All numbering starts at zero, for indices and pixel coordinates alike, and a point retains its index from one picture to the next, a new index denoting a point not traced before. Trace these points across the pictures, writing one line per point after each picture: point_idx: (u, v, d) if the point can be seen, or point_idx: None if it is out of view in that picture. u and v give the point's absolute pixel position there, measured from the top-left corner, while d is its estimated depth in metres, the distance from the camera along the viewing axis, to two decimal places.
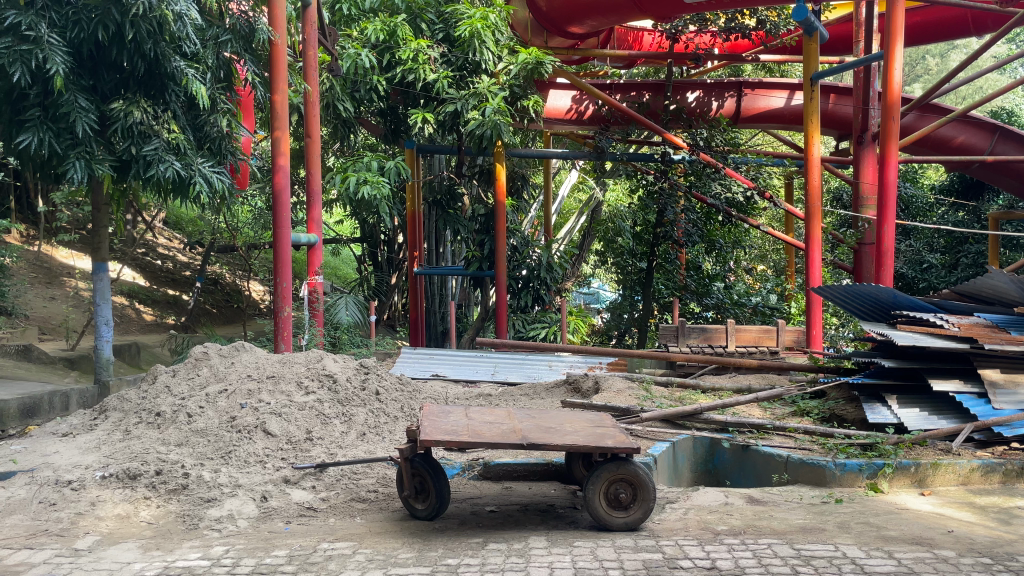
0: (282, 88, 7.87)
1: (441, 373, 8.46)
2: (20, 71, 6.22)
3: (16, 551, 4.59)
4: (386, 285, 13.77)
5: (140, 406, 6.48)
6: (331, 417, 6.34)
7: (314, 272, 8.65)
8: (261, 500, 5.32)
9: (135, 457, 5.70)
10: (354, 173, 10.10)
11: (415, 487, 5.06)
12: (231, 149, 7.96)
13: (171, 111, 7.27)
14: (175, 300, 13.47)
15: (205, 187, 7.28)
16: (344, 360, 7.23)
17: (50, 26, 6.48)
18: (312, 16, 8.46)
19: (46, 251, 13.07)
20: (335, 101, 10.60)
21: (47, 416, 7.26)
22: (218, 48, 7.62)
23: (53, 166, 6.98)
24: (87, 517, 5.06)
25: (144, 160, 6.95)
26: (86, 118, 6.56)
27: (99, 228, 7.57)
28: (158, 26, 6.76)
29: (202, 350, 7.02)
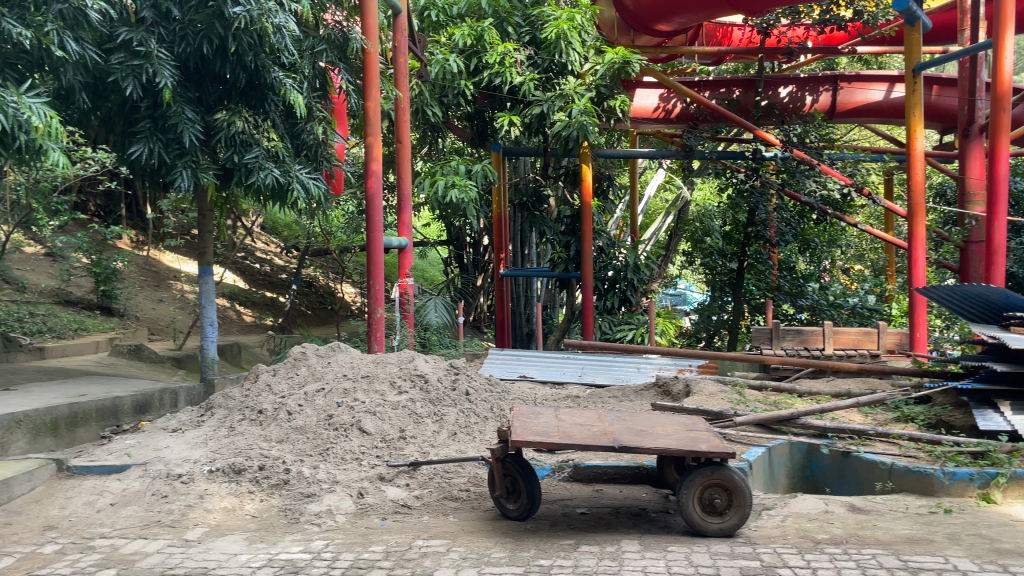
0: (374, 94, 8.09)
1: (528, 374, 8.49)
2: (133, 85, 6.57)
3: (132, 541, 4.85)
4: (472, 286, 13.95)
5: (243, 403, 6.75)
6: (423, 416, 6.45)
7: (404, 275, 8.82)
8: (357, 497, 5.45)
9: (240, 452, 5.95)
10: (442, 176, 10.24)
11: (507, 487, 5.08)
12: (326, 155, 8.23)
13: (271, 119, 7.56)
14: (272, 302, 14.03)
15: (303, 193, 7.50)
16: (434, 360, 7.34)
17: (159, 41, 6.81)
18: (402, 24, 8.65)
19: (154, 256, 13.81)
20: (423, 107, 10.82)
21: (158, 412, 7.64)
22: (314, 58, 7.86)
23: (162, 174, 7.36)
24: (196, 509, 5.32)
25: (246, 167, 7.22)
26: (192, 128, 6.89)
27: (204, 233, 7.91)
28: (259, 38, 7.00)
29: (300, 350, 7.29)
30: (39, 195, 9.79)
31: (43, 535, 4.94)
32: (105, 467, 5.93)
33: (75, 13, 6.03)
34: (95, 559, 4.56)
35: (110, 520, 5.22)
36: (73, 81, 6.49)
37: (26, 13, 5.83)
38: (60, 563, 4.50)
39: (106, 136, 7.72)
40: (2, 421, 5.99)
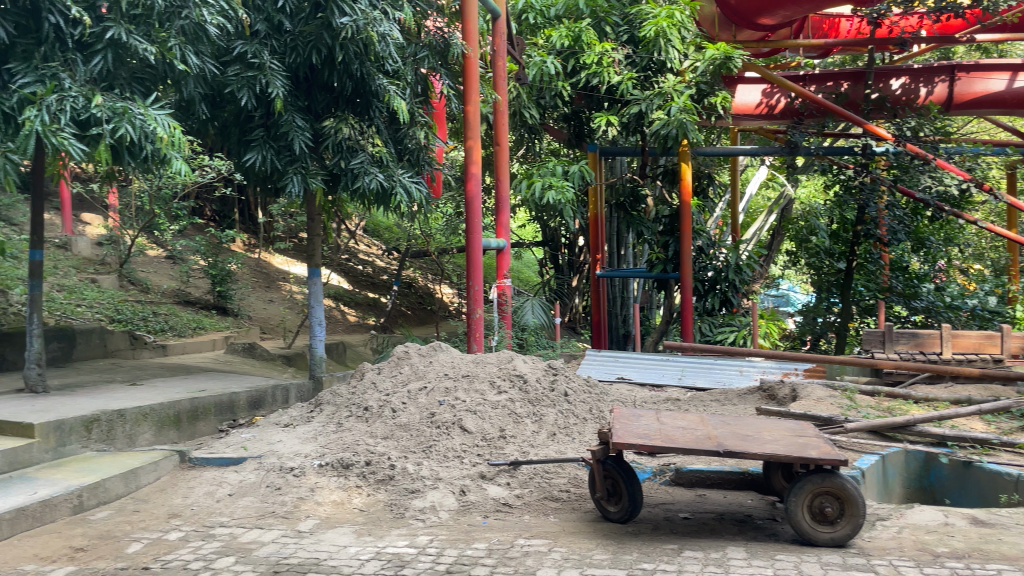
0: (474, 99, 8.20)
1: (626, 377, 8.41)
2: (247, 95, 6.89)
3: (249, 530, 5.09)
4: (567, 287, 13.97)
5: (350, 401, 7.00)
6: (523, 416, 6.49)
7: (502, 276, 8.91)
8: (460, 494, 5.54)
9: (348, 448, 6.15)
10: (539, 178, 10.29)
11: (607, 489, 5.07)
12: (428, 159, 8.41)
13: (376, 125, 7.80)
14: (374, 303, 14.46)
15: (405, 197, 7.67)
16: (533, 360, 7.38)
17: (272, 53, 7.12)
18: (502, 27, 8.74)
19: (265, 258, 14.49)
20: (521, 109, 10.94)
21: (271, 408, 8.00)
22: (417, 64, 8.03)
23: (274, 180, 7.69)
24: (308, 501, 5.53)
25: (352, 173, 7.46)
26: (302, 136, 7.18)
27: (313, 236, 8.22)
28: (365, 47, 7.22)
29: (403, 350, 7.50)
30: (161, 202, 10.44)
31: (169, 522, 5.24)
32: (223, 459, 6.26)
33: (195, 29, 6.32)
34: (215, 546, 4.81)
35: (229, 510, 5.49)
36: (193, 93, 6.84)
37: (151, 29, 6.14)
38: (184, 549, 4.76)
39: (222, 144, 8.12)
40: (131, 413, 6.40)
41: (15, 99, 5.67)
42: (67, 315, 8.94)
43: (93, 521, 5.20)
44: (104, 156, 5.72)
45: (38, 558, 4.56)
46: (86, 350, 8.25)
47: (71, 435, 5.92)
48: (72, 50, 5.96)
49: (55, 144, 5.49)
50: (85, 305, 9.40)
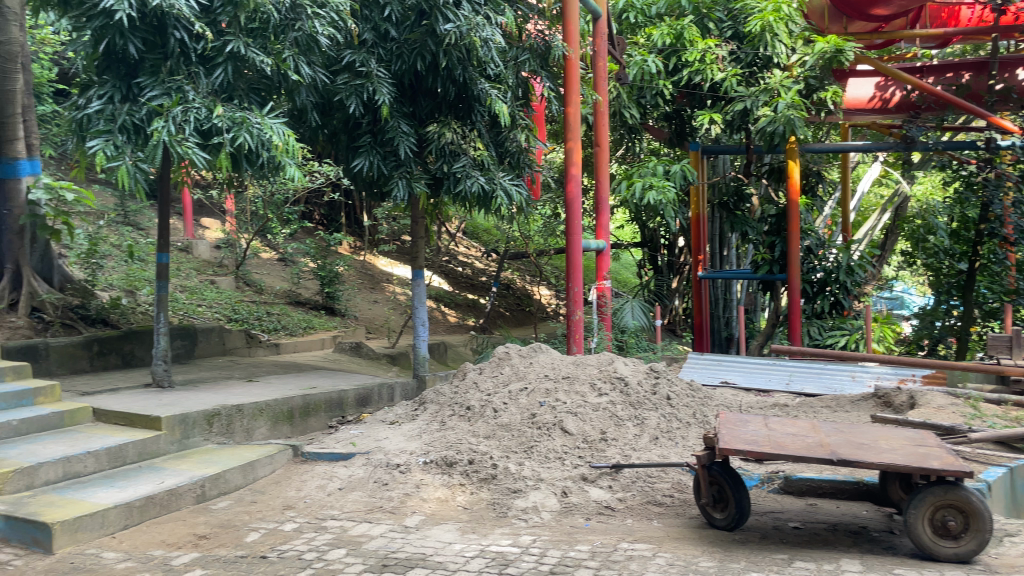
0: (575, 100, 8.17)
1: (731, 381, 8.22)
2: (355, 103, 7.12)
3: (358, 524, 5.26)
4: (667, 289, 13.79)
5: (453, 400, 7.12)
6: (624, 419, 6.43)
7: (602, 277, 8.87)
8: (562, 495, 5.55)
9: (451, 446, 6.26)
10: (639, 178, 10.20)
11: (713, 495, 4.97)
12: (528, 162, 8.46)
13: (477, 129, 7.95)
14: (474, 304, 14.68)
15: (506, 200, 7.73)
16: (634, 363, 7.31)
17: (378, 61, 7.34)
18: (603, 28, 8.70)
19: (370, 261, 15.00)
20: (621, 109, 10.87)
21: (377, 405, 8.28)
22: (518, 68, 8.10)
23: (380, 185, 7.94)
24: (413, 497, 5.67)
25: (454, 176, 7.61)
26: (406, 141, 7.39)
27: (417, 238, 8.42)
28: (468, 52, 7.35)
29: (505, 351, 7.59)
30: (273, 206, 10.97)
31: (284, 514, 5.48)
32: (333, 454, 6.50)
33: (307, 40, 6.58)
34: (327, 538, 4.99)
35: (339, 503, 5.69)
36: (305, 101, 7.14)
37: (267, 42, 6.43)
38: (299, 540, 4.97)
39: (331, 151, 8.44)
40: (249, 408, 6.73)
41: (145, 111, 6.06)
42: (190, 314, 9.46)
43: (214, 510, 5.49)
44: (224, 164, 6.04)
45: (166, 544, 4.85)
46: (207, 347, 8.71)
47: (194, 427, 6.27)
48: (195, 63, 6.30)
49: (181, 153, 5.84)
50: (206, 305, 9.94)
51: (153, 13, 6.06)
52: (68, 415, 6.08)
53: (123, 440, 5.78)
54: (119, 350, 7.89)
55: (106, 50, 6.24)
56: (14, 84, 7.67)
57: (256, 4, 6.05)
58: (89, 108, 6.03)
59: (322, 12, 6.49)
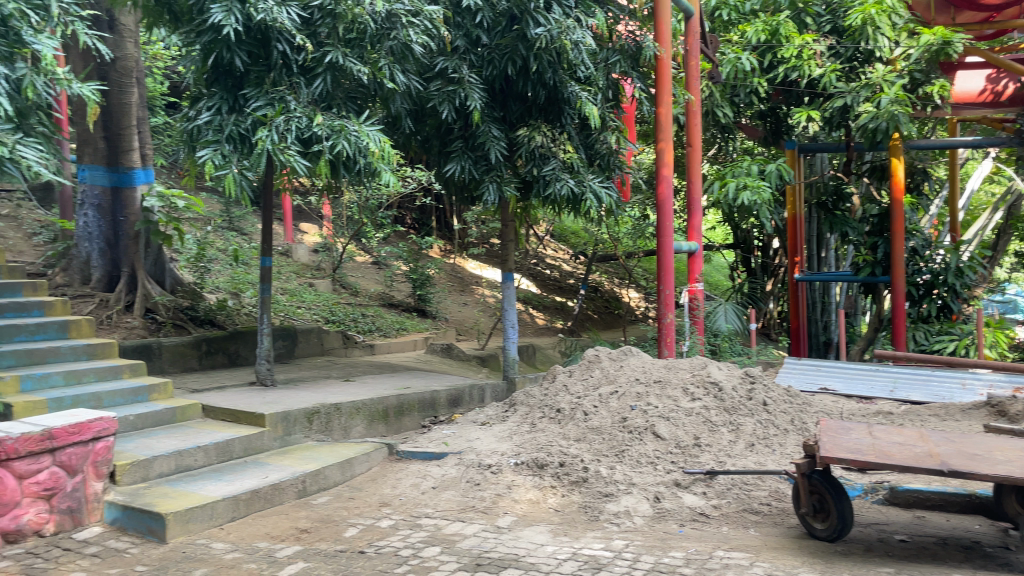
0: (666, 100, 8.04)
1: (830, 388, 7.95)
2: (448, 109, 7.25)
3: (452, 522, 5.34)
4: (761, 292, 13.46)
5: (543, 402, 7.15)
6: (719, 425, 6.30)
7: (694, 280, 8.73)
8: (654, 500, 5.49)
9: (542, 448, 6.29)
10: (733, 179, 9.98)
11: (814, 505, 4.81)
12: (618, 164, 8.39)
13: (567, 132, 7.95)
14: (562, 307, 14.72)
15: (596, 203, 7.68)
16: (729, 368, 7.16)
17: (470, 67, 7.45)
18: (695, 27, 8.57)
19: (459, 263, 15.24)
20: (714, 108, 10.66)
21: (468, 406, 8.41)
22: (608, 70, 8.07)
23: (471, 189, 8.06)
24: (505, 498, 5.72)
25: (544, 179, 7.65)
26: (498, 145, 7.47)
27: (507, 242, 8.50)
28: (558, 56, 7.38)
29: (595, 354, 7.58)
30: (368, 211, 11.30)
31: (380, 510, 5.62)
32: (426, 453, 6.63)
33: (402, 48, 6.73)
34: (422, 536, 5.09)
35: (433, 501, 5.79)
36: (400, 108, 7.31)
37: (364, 51, 6.62)
38: (395, 537, 5.08)
39: (423, 156, 8.61)
40: (346, 407, 6.95)
41: (250, 121, 6.34)
42: (290, 316, 9.83)
43: (314, 505, 5.68)
44: (323, 170, 6.25)
45: (270, 536, 5.05)
46: (306, 348, 9.03)
47: (295, 425, 6.52)
48: (296, 74, 6.54)
49: (283, 160, 6.07)
50: (305, 307, 10.31)
51: (257, 27, 6.32)
52: (179, 411, 6.40)
53: (229, 436, 6.06)
54: (225, 349, 8.27)
55: (214, 63, 6.55)
56: (130, 98, 8.18)
57: (353, 14, 6.23)
58: (199, 120, 6.36)
59: (416, 20, 6.63)
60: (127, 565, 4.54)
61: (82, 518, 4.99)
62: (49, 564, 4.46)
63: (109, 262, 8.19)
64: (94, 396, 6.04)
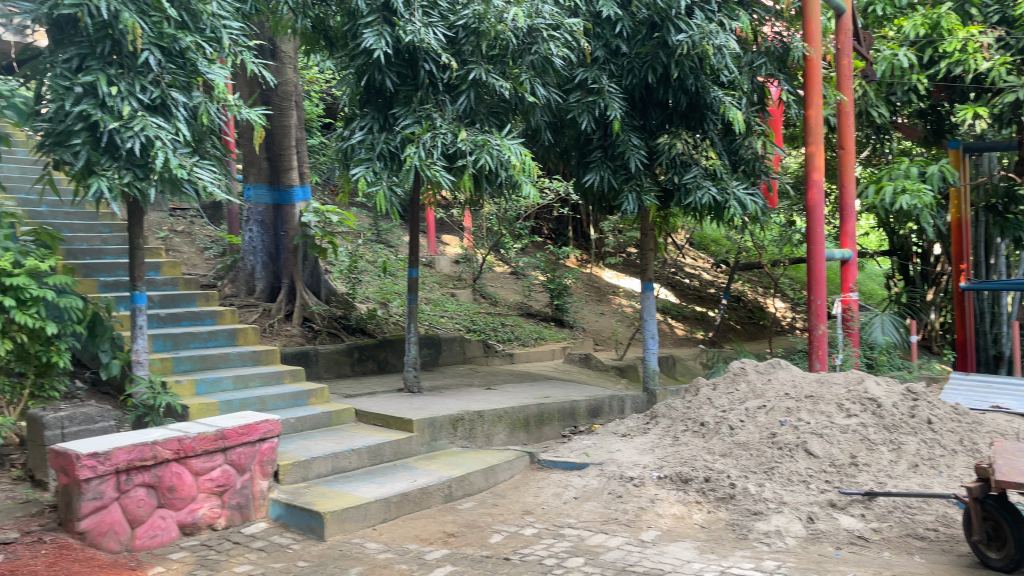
0: (817, 101, 7.66)
1: (1003, 407, 7.32)
2: (587, 120, 7.28)
3: (595, 534, 5.32)
4: (921, 301, 12.63)
5: (686, 415, 7.02)
6: (878, 443, 5.94)
7: (847, 289, 8.34)
8: (808, 521, 5.25)
9: (686, 462, 6.17)
10: (890, 182, 9.40)
11: (987, 533, 4.43)
12: (765, 169, 8.11)
13: (709, 138, 7.78)
14: (702, 317, 14.50)
15: (740, 211, 7.44)
16: (888, 383, 6.73)
17: (610, 77, 7.46)
18: (847, 24, 8.17)
19: (596, 273, 15.25)
20: (868, 108, 10.13)
21: (608, 417, 8.38)
22: (753, 73, 7.85)
23: (610, 199, 8.07)
24: (649, 512, 5.63)
25: (685, 187, 7.52)
26: (638, 154, 7.42)
27: (646, 251, 8.41)
28: (700, 61, 7.25)
29: (740, 366, 7.35)
30: (507, 223, 11.55)
31: (523, 518, 5.68)
32: (568, 463, 6.66)
33: (543, 63, 6.84)
34: (566, 546, 5.11)
35: (576, 512, 5.80)
36: (540, 121, 7.39)
37: (506, 67, 6.77)
38: (539, 545, 5.13)
39: (561, 167, 8.70)
40: (489, 415, 7.11)
41: (399, 139, 6.62)
42: (434, 324, 10.17)
43: (460, 511, 5.83)
44: (467, 184, 6.43)
45: (419, 539, 5.22)
46: (450, 356, 9.30)
47: (441, 431, 6.72)
48: (442, 92, 6.77)
49: (429, 176, 6.29)
50: (447, 317, 10.62)
51: (406, 49, 6.62)
52: (335, 415, 6.75)
53: (381, 440, 6.32)
54: (375, 357, 8.65)
55: (367, 85, 6.91)
56: (289, 120, 8.74)
57: (496, 31, 6.40)
58: (353, 139, 6.71)
59: (557, 34, 6.70)
60: (290, 559, 4.82)
61: (250, 513, 5.35)
62: (221, 556, 4.81)
63: (271, 274, 8.77)
64: (259, 400, 6.48)
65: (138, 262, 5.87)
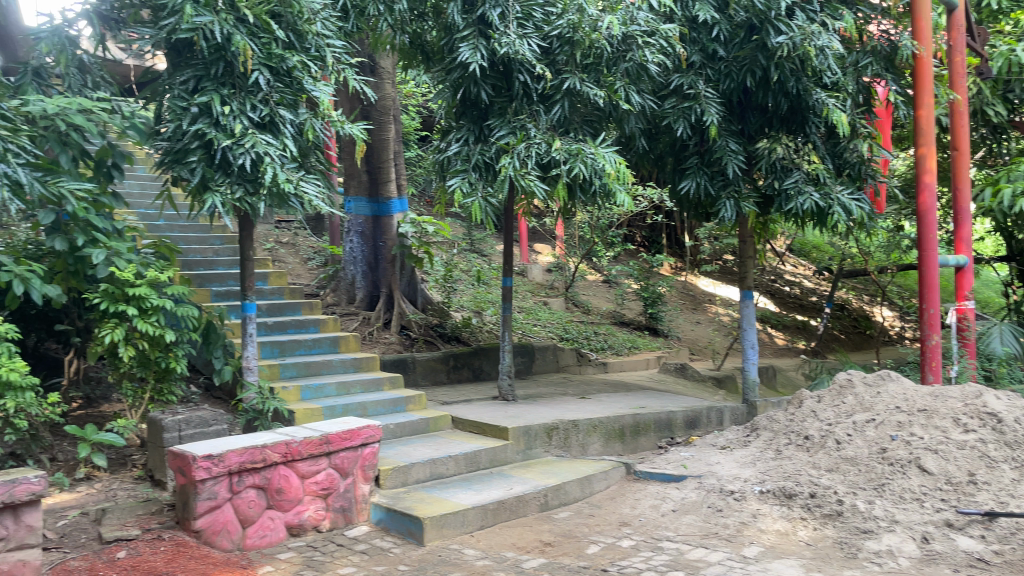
0: (927, 101, 7.40)
1: None
2: (683, 126, 7.18)
3: (695, 548, 5.22)
4: None
5: (789, 428, 6.82)
6: (999, 460, 5.57)
7: (963, 297, 8.01)
8: (922, 541, 4.97)
9: (789, 476, 5.98)
10: (1008, 184, 8.87)
11: None
12: (872, 172, 7.79)
13: (812, 142, 7.53)
14: (804, 326, 14.07)
15: (844, 217, 7.14)
16: (1010, 397, 6.32)
17: (706, 81, 7.35)
18: (959, 20, 7.88)
19: (691, 281, 15.03)
20: (984, 107, 9.57)
21: (706, 428, 8.22)
22: (858, 73, 7.57)
23: (706, 206, 7.93)
24: (751, 527, 5.48)
25: (786, 193, 7.31)
26: (735, 160, 7.27)
27: (744, 259, 8.21)
28: (801, 63, 7.03)
29: (846, 378, 7.08)
30: (599, 231, 11.51)
31: (620, 530, 5.63)
32: (665, 475, 6.57)
33: (638, 69, 6.79)
34: (665, 559, 5.03)
35: (674, 525, 5.70)
36: (634, 129, 7.31)
37: (601, 75, 6.75)
38: (637, 558, 5.07)
39: (656, 174, 8.61)
40: (584, 424, 7.09)
41: (494, 150, 6.70)
42: (527, 333, 10.22)
43: (556, 520, 5.82)
44: (561, 193, 6.42)
45: (516, 547, 5.25)
46: (543, 364, 9.33)
47: (536, 440, 6.75)
48: (536, 102, 6.80)
49: (524, 185, 6.32)
50: (540, 325, 10.66)
51: (501, 61, 6.69)
52: (432, 421, 6.87)
53: (477, 447, 6.40)
54: (470, 365, 8.77)
55: (462, 98, 7.03)
56: (387, 134, 8.95)
57: (591, 40, 6.40)
58: (449, 151, 6.84)
59: (652, 40, 6.63)
60: (391, 563, 4.92)
61: (352, 516, 5.50)
62: (326, 557, 4.96)
63: (370, 283, 9.00)
64: (360, 406, 6.66)
65: (248, 272, 6.13)
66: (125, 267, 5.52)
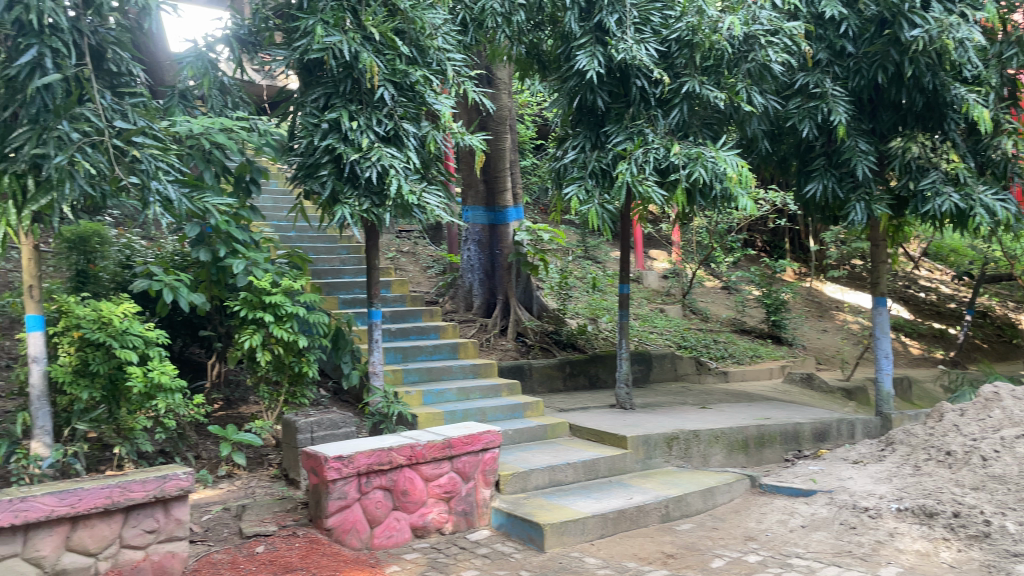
0: None
1: None
2: (808, 126, 6.93)
3: (826, 566, 5.00)
4: None
5: (928, 443, 6.46)
6: None
7: None
8: None
9: (929, 494, 5.64)
10: None
11: None
12: (1019, 170, 7.28)
13: (951, 139, 7.12)
14: (942, 334, 13.34)
15: (988, 219, 6.66)
16: None
17: (834, 80, 7.07)
18: None
19: (816, 287, 14.52)
20: None
21: (837, 442, 7.86)
22: (1003, 65, 7.06)
23: (835, 209, 7.62)
24: (887, 546, 5.19)
25: (922, 194, 6.94)
26: (866, 160, 6.95)
27: (876, 265, 7.83)
28: (938, 56, 6.65)
29: (993, 392, 6.66)
30: (718, 236, 11.28)
31: (746, 544, 5.47)
32: (793, 489, 6.36)
33: (760, 69, 6.61)
34: None
35: (803, 541, 5.48)
36: (756, 130, 7.11)
37: (721, 77, 6.61)
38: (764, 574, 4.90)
39: (780, 176, 8.36)
40: (706, 434, 6.95)
41: (611, 156, 6.68)
42: (644, 340, 10.12)
43: (678, 531, 5.72)
44: (680, 199, 6.29)
45: (637, 558, 5.19)
46: (661, 373, 9.21)
47: (656, 449, 6.67)
48: (654, 107, 6.72)
49: (642, 191, 6.24)
50: (657, 333, 10.55)
51: (618, 67, 6.68)
52: (550, 428, 6.91)
53: (596, 454, 6.38)
54: (586, 372, 8.79)
55: (579, 106, 7.06)
56: (505, 143, 9.09)
57: (711, 42, 6.28)
58: (566, 159, 6.88)
59: (775, 39, 6.44)
60: (513, 568, 4.97)
61: (474, 520, 5.60)
62: (450, 559, 5.05)
63: (488, 291, 9.17)
64: (479, 411, 6.76)
65: (374, 280, 6.36)
66: (262, 277, 5.84)
